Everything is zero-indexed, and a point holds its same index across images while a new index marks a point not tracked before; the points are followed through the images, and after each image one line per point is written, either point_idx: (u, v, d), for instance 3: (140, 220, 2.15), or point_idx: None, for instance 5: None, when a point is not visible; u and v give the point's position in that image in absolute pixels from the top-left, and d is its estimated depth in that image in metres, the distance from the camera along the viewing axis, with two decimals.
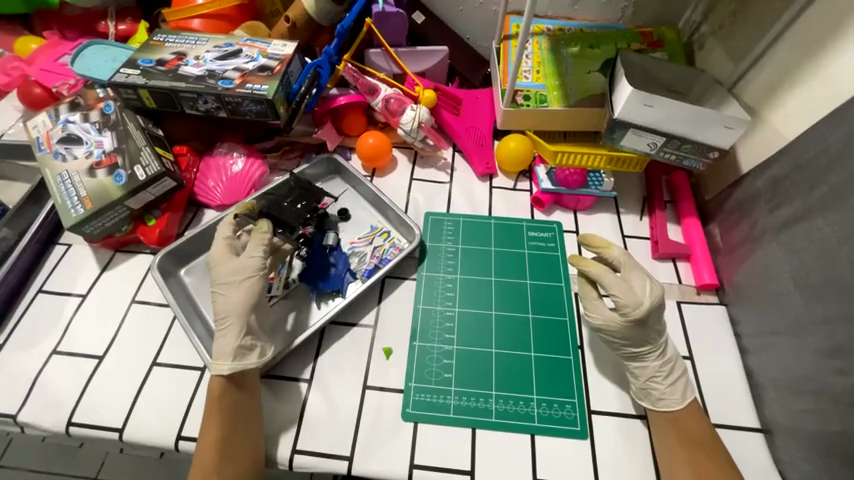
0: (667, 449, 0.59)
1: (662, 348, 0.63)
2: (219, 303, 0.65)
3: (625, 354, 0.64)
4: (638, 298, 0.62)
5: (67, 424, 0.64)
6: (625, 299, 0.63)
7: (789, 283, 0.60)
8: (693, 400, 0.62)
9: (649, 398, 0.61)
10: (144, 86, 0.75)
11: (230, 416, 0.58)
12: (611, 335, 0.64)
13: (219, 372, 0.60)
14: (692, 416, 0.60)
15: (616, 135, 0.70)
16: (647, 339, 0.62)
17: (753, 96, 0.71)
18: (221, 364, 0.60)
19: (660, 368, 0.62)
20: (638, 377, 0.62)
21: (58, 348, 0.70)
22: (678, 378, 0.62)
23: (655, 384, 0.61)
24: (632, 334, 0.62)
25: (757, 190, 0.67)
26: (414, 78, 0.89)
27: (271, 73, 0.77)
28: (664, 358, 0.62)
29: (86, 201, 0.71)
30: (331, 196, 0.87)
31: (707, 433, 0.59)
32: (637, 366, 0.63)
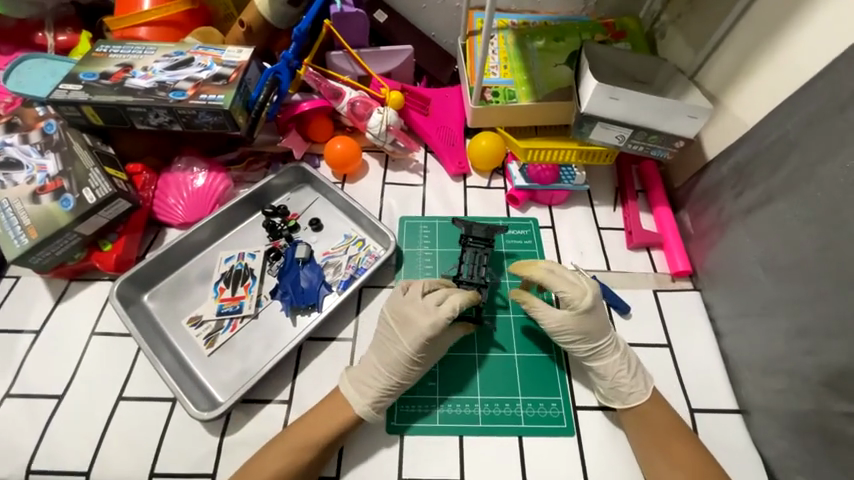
0: (643, 440, 0.59)
1: (616, 339, 0.63)
2: (410, 366, 0.60)
3: (585, 354, 0.63)
4: (582, 291, 0.64)
5: (26, 472, 0.59)
6: (571, 293, 0.63)
7: (757, 267, 0.61)
8: (655, 389, 0.63)
9: (619, 397, 0.61)
10: (87, 102, 0.70)
11: (325, 451, 0.57)
12: (568, 336, 0.63)
13: (365, 418, 0.59)
14: (657, 406, 0.61)
15: (584, 130, 0.70)
16: (600, 332, 0.63)
17: (714, 83, 0.72)
18: (372, 412, 0.59)
19: (621, 362, 0.62)
20: (604, 377, 0.62)
21: (11, 391, 0.65)
22: (637, 368, 0.63)
23: (622, 381, 0.61)
24: (585, 329, 0.62)
25: (722, 177, 0.68)
26: (379, 80, 0.87)
27: (227, 82, 0.73)
28: (621, 350, 0.63)
29: (31, 230, 0.66)
30: (301, 206, 0.84)
31: (676, 421, 0.60)
32: (601, 364, 0.62)
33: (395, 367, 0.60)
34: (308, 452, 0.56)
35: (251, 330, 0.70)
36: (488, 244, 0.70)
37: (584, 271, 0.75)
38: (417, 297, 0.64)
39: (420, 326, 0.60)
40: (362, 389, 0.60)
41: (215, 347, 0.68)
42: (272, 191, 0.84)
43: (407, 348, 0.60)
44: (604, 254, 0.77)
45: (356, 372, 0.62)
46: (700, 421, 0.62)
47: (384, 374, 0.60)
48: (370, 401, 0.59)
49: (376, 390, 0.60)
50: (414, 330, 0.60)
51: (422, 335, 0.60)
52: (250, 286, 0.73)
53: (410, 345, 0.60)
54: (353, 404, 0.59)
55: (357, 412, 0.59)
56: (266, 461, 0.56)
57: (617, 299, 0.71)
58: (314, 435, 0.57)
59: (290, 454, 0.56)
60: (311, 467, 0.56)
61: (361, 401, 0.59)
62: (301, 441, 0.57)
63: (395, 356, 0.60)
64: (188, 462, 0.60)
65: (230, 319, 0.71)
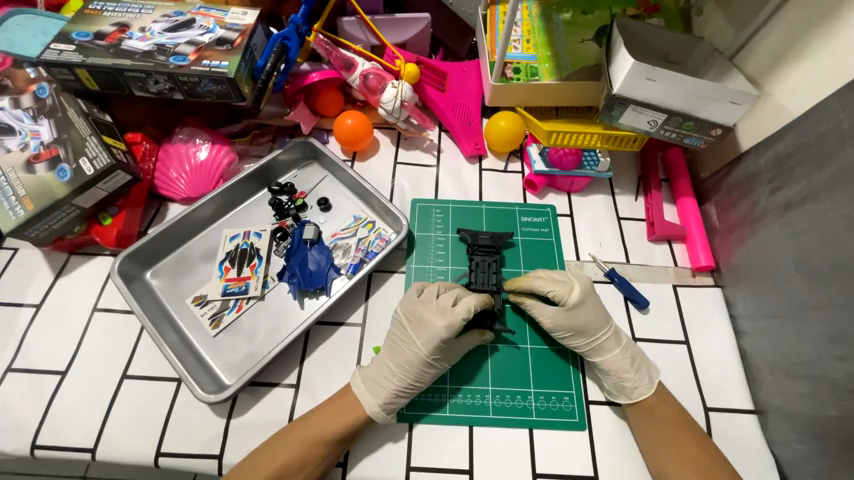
0: (648, 434, 0.58)
1: (616, 334, 0.62)
2: (424, 368, 0.59)
3: (586, 351, 0.62)
4: (570, 287, 0.64)
5: (32, 447, 0.59)
6: (559, 290, 0.63)
7: (790, 267, 0.58)
8: (659, 381, 0.61)
9: (624, 392, 0.60)
10: (80, 64, 0.64)
11: (333, 449, 0.56)
12: (564, 333, 0.63)
13: (375, 419, 0.58)
14: (661, 399, 0.60)
15: (614, 113, 0.66)
16: (597, 326, 0.62)
17: (756, 66, 0.66)
18: (382, 414, 0.58)
19: (623, 356, 0.61)
20: (608, 373, 0.60)
21: (13, 365, 0.64)
22: (641, 362, 0.61)
23: (626, 376, 0.60)
24: (580, 324, 0.62)
25: (759, 169, 0.64)
26: (393, 51, 0.81)
27: (231, 47, 0.67)
28: (622, 345, 0.62)
29: (26, 201, 0.63)
30: (308, 184, 0.80)
31: (683, 417, 0.59)
32: (603, 359, 0.61)
33: (409, 368, 0.59)
34: (316, 447, 0.55)
35: (258, 312, 0.68)
36: (495, 251, 0.72)
37: (603, 264, 0.72)
38: (431, 300, 0.63)
39: (436, 329, 0.59)
40: (374, 389, 0.59)
41: (221, 327, 0.67)
42: (279, 167, 0.80)
43: (421, 350, 0.59)
44: (623, 246, 0.74)
45: (367, 372, 0.61)
46: (714, 419, 0.62)
47: (397, 375, 0.59)
48: (381, 402, 0.58)
49: (388, 391, 0.58)
50: (429, 332, 0.60)
51: (439, 338, 0.59)
52: (256, 267, 0.71)
53: (424, 347, 0.59)
54: (364, 404, 0.58)
55: (368, 412, 0.57)
56: (275, 450, 0.56)
57: (637, 294, 0.68)
58: (322, 430, 0.56)
59: (298, 446, 0.55)
60: (317, 463, 0.55)
61: (373, 402, 0.58)
62: (309, 436, 0.56)
63: (408, 358, 0.59)
64: (195, 442, 0.59)
65: (236, 300, 0.68)
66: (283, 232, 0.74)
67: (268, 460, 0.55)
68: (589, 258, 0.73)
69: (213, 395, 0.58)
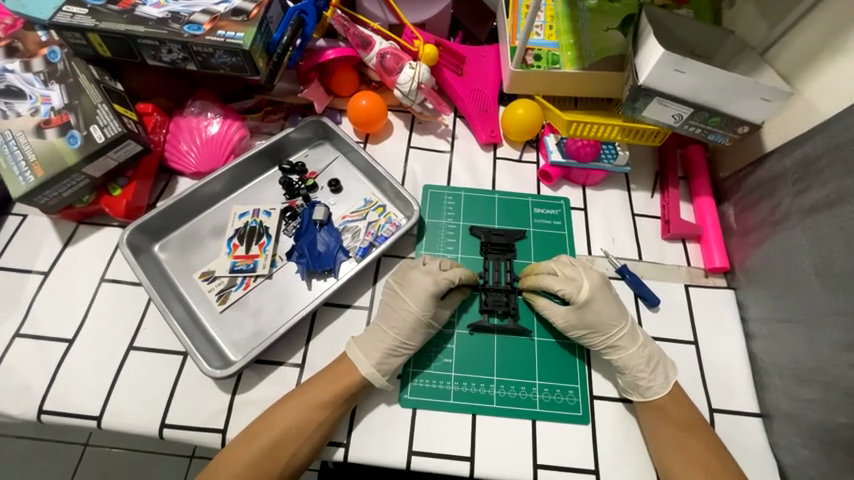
0: (657, 433, 0.58)
1: (630, 331, 0.62)
2: (416, 329, 0.61)
3: (602, 349, 0.62)
4: (580, 285, 0.63)
5: (39, 412, 0.59)
6: (567, 288, 0.62)
7: (810, 271, 0.57)
8: (676, 381, 0.61)
9: (637, 391, 0.60)
10: (93, 29, 0.63)
11: (331, 416, 0.57)
12: (579, 332, 0.62)
13: (370, 382, 0.59)
14: (674, 400, 0.59)
15: (638, 105, 0.64)
16: (611, 324, 0.61)
17: (789, 63, 0.63)
18: (377, 375, 0.59)
19: (638, 355, 0.60)
20: (625, 372, 0.60)
21: (21, 331, 0.64)
22: (658, 361, 0.61)
23: (641, 375, 0.59)
24: (593, 323, 0.61)
25: (783, 170, 0.62)
26: (412, 31, 0.78)
27: (247, 18, 0.65)
28: (638, 343, 0.61)
29: (36, 167, 0.62)
30: (319, 165, 0.79)
31: (695, 418, 0.58)
32: (618, 358, 0.60)
33: (401, 329, 0.61)
34: (318, 412, 0.56)
35: (265, 290, 0.68)
36: (508, 250, 0.72)
37: (614, 259, 0.71)
38: (420, 266, 0.66)
39: (425, 288, 0.62)
40: (368, 352, 0.60)
41: (228, 304, 0.67)
42: (290, 145, 0.79)
43: (412, 310, 0.61)
44: (637, 243, 0.73)
45: (361, 340, 0.62)
46: (718, 420, 0.61)
47: (389, 337, 0.61)
48: (375, 363, 0.59)
49: (381, 353, 0.60)
50: (418, 292, 0.62)
51: (427, 296, 0.61)
52: (265, 245, 0.70)
53: (415, 308, 0.61)
54: (359, 367, 0.59)
55: (363, 374, 0.58)
56: (275, 418, 0.56)
57: (649, 292, 0.67)
58: (323, 404, 0.56)
59: (300, 413, 0.56)
60: (318, 427, 0.56)
61: (367, 364, 0.59)
62: (310, 402, 0.56)
63: (400, 320, 0.61)
64: (200, 416, 0.59)
65: (244, 277, 0.68)
66: (292, 212, 0.73)
67: (267, 429, 0.56)
68: (601, 253, 0.72)
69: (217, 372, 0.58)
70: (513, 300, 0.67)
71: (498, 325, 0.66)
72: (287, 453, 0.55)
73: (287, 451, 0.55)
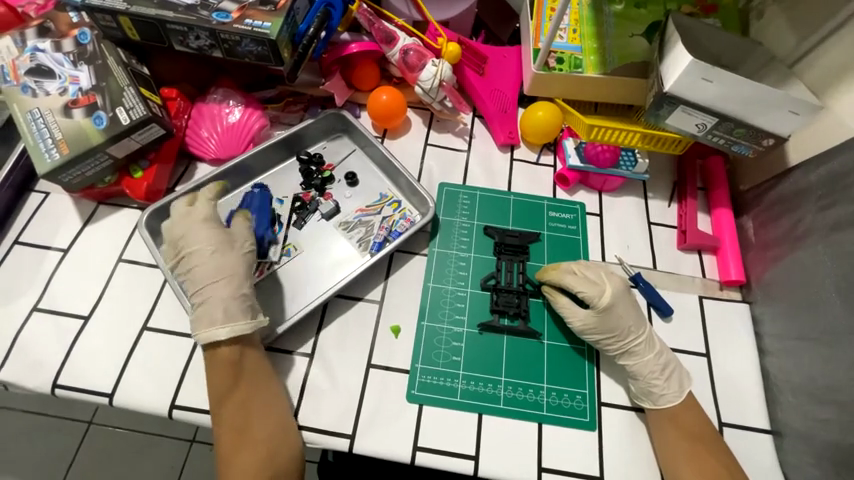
0: (666, 444, 0.57)
1: (648, 338, 0.61)
2: (222, 260, 0.60)
3: (618, 354, 0.61)
4: (601, 288, 0.63)
5: (52, 386, 0.60)
6: (588, 291, 0.63)
7: (831, 289, 0.56)
8: (689, 391, 0.60)
9: (649, 397, 0.59)
10: (124, 12, 0.64)
11: (247, 390, 0.56)
12: (596, 335, 0.62)
13: (238, 334, 0.56)
14: (685, 409, 0.59)
15: (662, 112, 0.63)
16: (630, 329, 0.61)
17: (818, 77, 0.62)
18: (240, 324, 0.57)
19: (654, 362, 0.60)
20: (638, 378, 0.60)
21: (39, 305, 0.65)
22: (672, 370, 0.60)
23: (654, 382, 0.59)
24: (611, 327, 0.61)
25: (807, 185, 0.61)
26: (437, 28, 0.79)
27: (275, 8, 0.65)
28: (655, 350, 0.61)
29: (62, 145, 0.63)
30: (336, 157, 0.80)
31: (706, 430, 0.58)
32: (634, 364, 0.60)
33: (223, 272, 0.59)
34: (235, 395, 0.56)
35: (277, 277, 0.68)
36: (522, 252, 0.72)
37: (628, 266, 0.71)
38: (185, 210, 0.63)
39: (200, 225, 0.62)
40: (210, 319, 0.57)
41: None
42: (308, 136, 0.79)
43: (201, 249, 0.60)
44: (652, 252, 0.72)
45: (196, 320, 0.57)
46: (728, 435, 0.61)
47: (218, 291, 0.58)
48: (223, 322, 0.56)
49: (220, 308, 0.57)
50: (194, 234, 0.61)
51: (204, 226, 0.62)
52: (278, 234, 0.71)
53: (204, 244, 0.60)
54: (217, 339, 0.56)
55: (224, 337, 0.56)
56: (220, 426, 0.55)
57: (662, 301, 0.67)
58: (233, 384, 0.56)
59: (229, 410, 0.55)
60: (255, 402, 0.56)
61: (220, 329, 0.56)
62: (223, 396, 0.55)
63: (208, 265, 0.59)
64: None
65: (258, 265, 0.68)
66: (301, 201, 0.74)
67: (220, 437, 0.54)
68: (615, 260, 0.72)
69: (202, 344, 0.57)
70: (524, 302, 0.67)
71: (508, 326, 0.66)
72: (256, 444, 0.54)
73: (261, 438, 0.54)
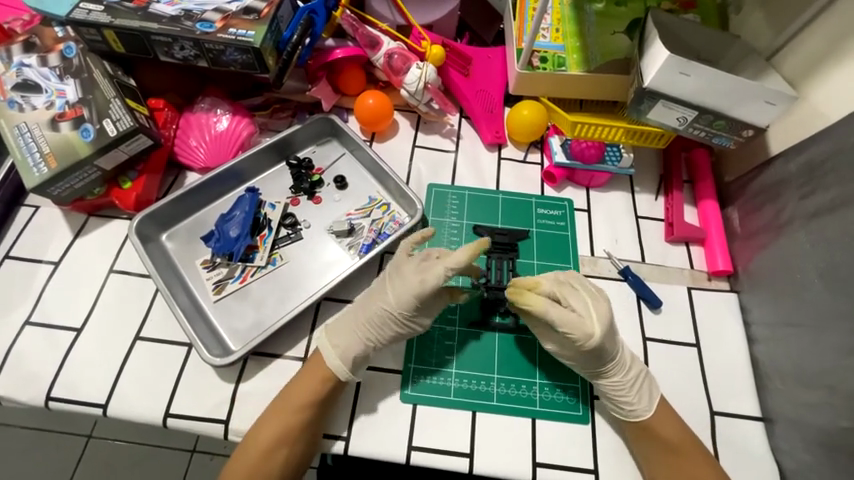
0: (646, 452, 0.57)
1: (621, 357, 0.58)
2: (386, 324, 0.59)
3: (590, 374, 0.60)
4: (586, 325, 0.56)
5: (46, 399, 0.60)
6: (570, 329, 0.56)
7: (814, 275, 0.57)
8: (660, 398, 0.59)
9: (618, 411, 0.59)
10: (108, 25, 0.64)
11: (310, 417, 0.56)
12: (569, 357, 0.60)
13: (335, 373, 0.58)
14: (666, 413, 0.58)
15: (643, 107, 0.64)
16: (606, 357, 0.57)
17: (795, 69, 0.63)
18: (342, 368, 0.58)
19: (624, 379, 0.58)
20: (605, 394, 0.59)
21: (31, 318, 0.65)
22: (641, 382, 0.58)
23: (623, 399, 0.58)
24: (588, 357, 0.58)
25: (788, 174, 0.62)
26: (420, 32, 0.80)
27: (258, 17, 0.66)
28: (626, 368, 0.58)
29: (50, 159, 0.64)
30: (326, 160, 0.80)
31: (689, 438, 0.57)
32: (603, 382, 0.59)
33: (370, 321, 0.59)
34: (298, 415, 0.56)
35: (266, 282, 0.69)
36: (511, 249, 0.72)
37: (617, 260, 0.71)
38: (417, 260, 0.61)
39: (415, 279, 0.59)
40: (336, 344, 0.59)
41: (223, 294, 0.67)
42: (297, 142, 0.80)
43: (396, 293, 0.59)
44: (640, 245, 0.73)
45: (335, 329, 0.61)
46: (720, 423, 0.61)
47: (361, 330, 0.60)
48: (342, 357, 0.58)
49: (348, 345, 0.59)
50: (403, 287, 0.59)
51: (412, 296, 0.58)
52: (265, 237, 0.71)
53: (398, 306, 0.59)
54: (326, 357, 0.59)
55: (331, 364, 0.58)
56: (258, 430, 0.56)
57: (651, 294, 0.68)
58: (301, 402, 0.56)
59: (277, 425, 0.56)
60: (300, 433, 0.56)
61: (334, 355, 0.58)
62: (288, 407, 0.56)
63: (373, 311, 0.59)
64: (203, 406, 0.60)
65: (243, 269, 0.69)
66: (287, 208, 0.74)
67: (255, 439, 0.56)
68: (604, 254, 0.72)
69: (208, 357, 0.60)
70: None
71: (499, 323, 0.66)
72: (276, 460, 0.55)
73: (277, 464, 0.55)
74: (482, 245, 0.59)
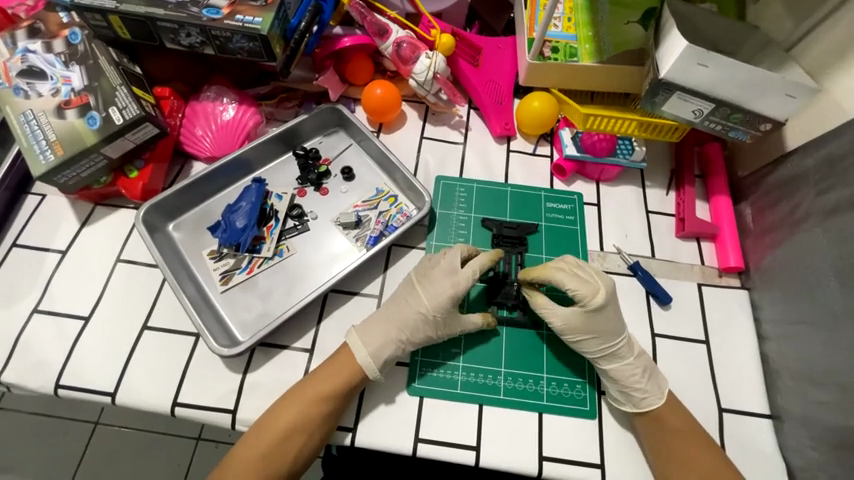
0: (651, 448, 0.57)
1: (629, 337, 0.60)
2: (419, 327, 0.60)
3: (599, 356, 0.60)
4: (593, 285, 0.60)
5: (55, 387, 0.61)
6: (579, 289, 0.60)
7: (829, 272, 0.56)
8: (669, 392, 0.59)
9: (631, 401, 0.59)
10: (114, 11, 0.63)
11: (332, 408, 0.57)
12: (578, 336, 0.60)
13: (365, 371, 0.58)
14: (666, 410, 0.58)
15: (658, 100, 0.63)
16: (614, 332, 0.59)
17: (816, 61, 0.62)
18: (372, 366, 0.58)
19: (634, 365, 0.59)
20: (617, 380, 0.59)
21: (39, 307, 0.65)
22: (651, 371, 0.60)
23: (636, 385, 0.58)
24: (597, 328, 0.59)
25: (805, 169, 0.61)
26: (429, 20, 0.78)
27: (265, 3, 0.65)
28: (635, 353, 0.60)
29: (57, 147, 0.63)
30: (333, 151, 0.79)
31: (696, 435, 0.57)
32: (614, 367, 0.59)
33: (404, 323, 0.60)
34: (320, 406, 0.56)
35: (273, 273, 0.68)
36: (520, 243, 0.71)
37: (627, 255, 0.71)
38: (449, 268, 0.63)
39: (447, 283, 0.61)
40: (367, 341, 0.59)
41: (230, 285, 0.67)
42: (304, 132, 0.79)
43: (429, 298, 0.60)
44: (650, 240, 0.72)
45: (365, 329, 0.61)
46: (727, 420, 0.61)
47: (392, 332, 0.60)
48: (373, 353, 0.59)
49: (380, 343, 0.59)
50: (436, 290, 0.61)
51: (445, 299, 0.60)
52: (272, 228, 0.71)
53: (431, 309, 0.59)
54: (356, 354, 0.59)
55: (361, 360, 0.58)
56: (277, 415, 0.56)
57: (660, 289, 0.67)
58: (325, 392, 0.56)
59: (297, 413, 0.56)
60: (320, 423, 0.56)
61: (364, 353, 0.59)
62: (312, 397, 0.56)
63: (406, 314, 0.60)
64: (211, 396, 0.60)
65: (249, 259, 0.69)
66: (294, 199, 0.74)
67: (274, 424, 0.56)
68: (613, 249, 0.72)
69: (219, 346, 0.60)
70: (522, 293, 0.67)
71: (507, 317, 0.66)
72: (292, 448, 0.55)
73: (291, 451, 0.55)
74: (496, 255, 0.64)
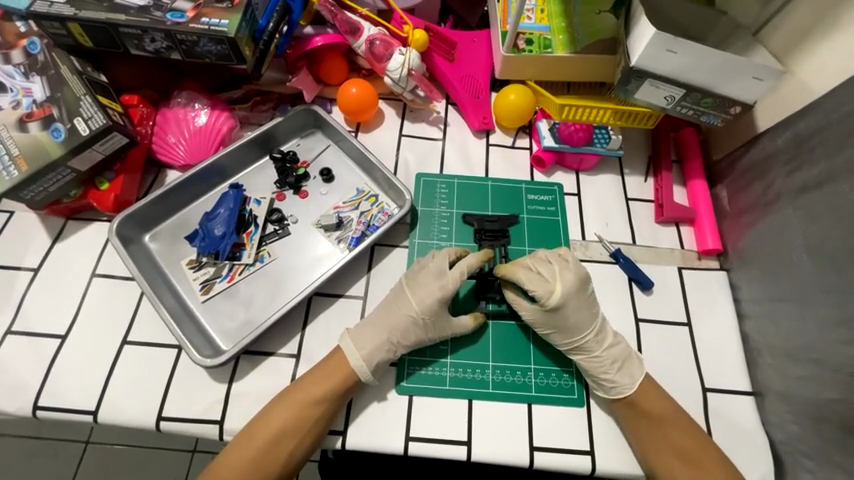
0: (637, 431, 0.58)
1: (597, 329, 0.60)
2: (408, 330, 0.60)
3: (567, 349, 0.61)
4: (550, 286, 0.60)
5: (34, 408, 0.59)
6: (537, 290, 0.60)
7: (801, 250, 0.58)
8: (644, 376, 0.60)
9: (602, 388, 0.60)
10: (73, 18, 0.61)
11: (326, 410, 0.56)
12: (545, 330, 0.61)
13: (357, 374, 0.58)
14: (651, 393, 0.59)
15: (630, 87, 0.63)
16: (577, 328, 0.60)
17: (780, 43, 0.63)
18: (365, 369, 0.58)
19: (603, 356, 0.60)
20: (586, 371, 0.60)
21: (13, 328, 0.63)
22: (624, 360, 0.60)
23: (606, 375, 0.59)
24: (556, 324, 0.60)
25: (775, 150, 0.62)
26: (401, 16, 0.77)
27: (232, 4, 0.63)
28: (604, 345, 0.60)
29: (20, 161, 0.61)
30: (311, 153, 0.78)
31: (681, 415, 0.58)
32: (582, 359, 0.60)
33: (396, 327, 0.60)
34: (314, 408, 0.56)
35: (255, 280, 0.67)
36: (502, 235, 0.72)
37: (608, 244, 0.71)
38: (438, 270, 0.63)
39: (436, 286, 0.61)
40: (360, 344, 0.59)
41: (211, 294, 0.66)
42: (281, 135, 0.78)
43: (418, 301, 0.60)
44: (630, 227, 0.73)
45: (357, 333, 0.60)
46: (712, 399, 0.62)
47: (383, 335, 0.60)
48: (365, 356, 0.58)
49: (372, 346, 0.59)
50: (425, 293, 0.61)
51: (435, 302, 0.59)
52: (252, 234, 0.69)
53: (421, 312, 0.59)
54: (350, 357, 0.59)
55: (352, 364, 0.58)
56: (270, 416, 0.56)
57: (642, 275, 0.68)
58: (319, 394, 0.56)
59: (291, 414, 0.55)
60: (314, 425, 0.56)
61: (356, 356, 0.58)
62: (306, 399, 0.56)
63: (396, 318, 0.60)
64: (196, 408, 0.59)
65: (230, 267, 0.68)
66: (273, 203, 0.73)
67: (267, 426, 0.55)
68: (595, 238, 0.72)
69: (206, 357, 0.59)
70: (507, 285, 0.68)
71: (494, 310, 0.66)
72: (284, 452, 0.55)
73: (283, 454, 0.55)
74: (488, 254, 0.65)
